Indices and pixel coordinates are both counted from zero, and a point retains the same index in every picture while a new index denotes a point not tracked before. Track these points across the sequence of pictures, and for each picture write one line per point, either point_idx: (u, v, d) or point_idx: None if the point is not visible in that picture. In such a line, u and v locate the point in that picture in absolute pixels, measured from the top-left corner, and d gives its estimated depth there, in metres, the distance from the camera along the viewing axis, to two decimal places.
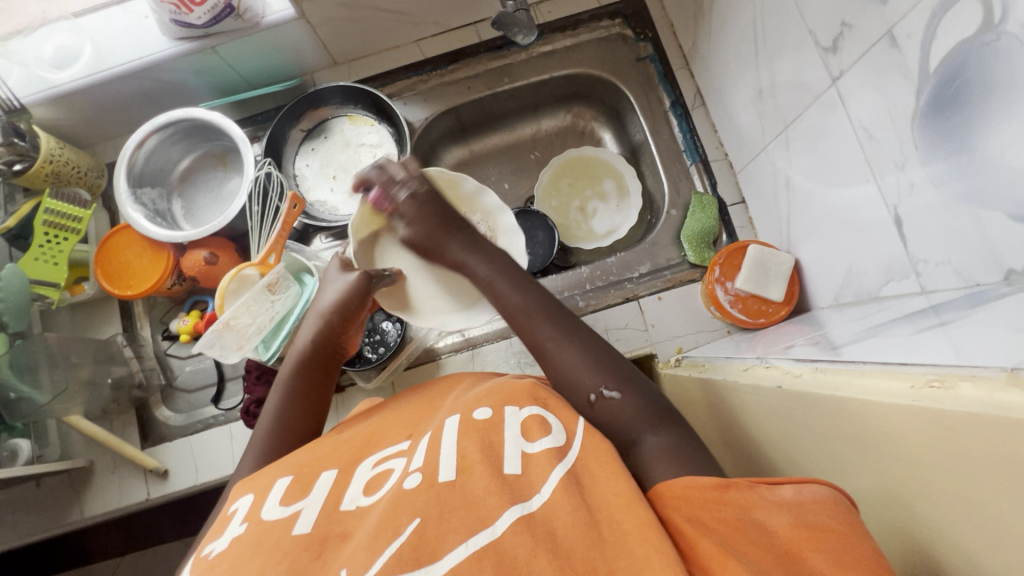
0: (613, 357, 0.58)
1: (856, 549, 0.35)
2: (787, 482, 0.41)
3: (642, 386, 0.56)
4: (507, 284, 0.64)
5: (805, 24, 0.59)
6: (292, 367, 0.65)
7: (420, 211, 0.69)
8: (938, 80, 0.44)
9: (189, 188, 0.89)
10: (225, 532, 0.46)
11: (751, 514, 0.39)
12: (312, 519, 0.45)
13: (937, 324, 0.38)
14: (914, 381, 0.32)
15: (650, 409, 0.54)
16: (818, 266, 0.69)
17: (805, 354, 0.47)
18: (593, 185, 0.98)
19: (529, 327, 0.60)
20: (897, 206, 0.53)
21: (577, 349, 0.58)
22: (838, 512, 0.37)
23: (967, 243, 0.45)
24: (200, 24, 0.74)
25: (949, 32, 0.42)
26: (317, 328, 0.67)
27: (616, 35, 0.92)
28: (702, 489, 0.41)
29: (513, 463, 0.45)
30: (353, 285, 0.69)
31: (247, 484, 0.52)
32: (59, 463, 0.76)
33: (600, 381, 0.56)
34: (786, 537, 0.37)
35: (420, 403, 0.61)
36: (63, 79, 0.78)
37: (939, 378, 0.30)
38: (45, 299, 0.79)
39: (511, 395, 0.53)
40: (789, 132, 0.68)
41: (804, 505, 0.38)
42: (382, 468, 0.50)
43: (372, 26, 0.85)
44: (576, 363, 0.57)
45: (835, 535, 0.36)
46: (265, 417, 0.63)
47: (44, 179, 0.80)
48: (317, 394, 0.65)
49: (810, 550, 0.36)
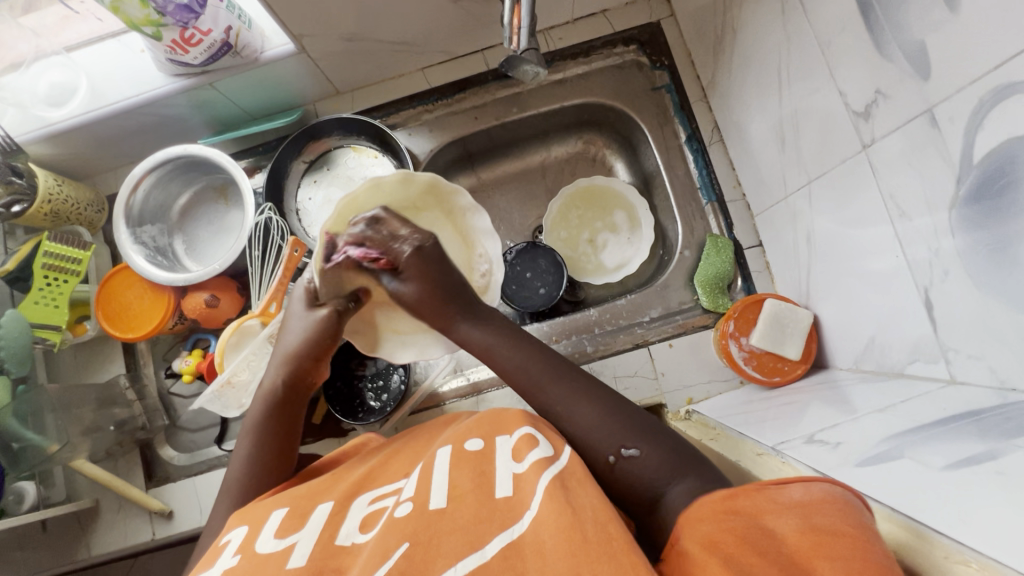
0: (627, 408, 0.53)
1: (867, 555, 0.33)
2: (795, 480, 0.39)
3: (663, 433, 0.51)
4: (509, 350, 0.58)
5: (835, 83, 0.55)
6: (261, 405, 0.62)
7: (418, 270, 0.60)
8: (980, 174, 0.41)
9: (189, 223, 0.87)
10: (213, 566, 0.43)
11: (761, 520, 0.37)
12: (307, 553, 0.43)
13: (978, 454, 0.36)
14: (946, 552, 0.31)
15: (675, 458, 0.49)
16: (837, 326, 0.66)
17: (826, 456, 0.45)
18: (603, 216, 0.94)
19: (539, 392, 0.56)
20: (928, 289, 0.49)
21: (589, 407, 0.53)
22: (846, 514, 0.35)
23: (1006, 346, 0.42)
24: (197, 62, 0.71)
25: (998, 125, 0.39)
26: (284, 369, 0.62)
27: (631, 63, 0.87)
28: (712, 503, 0.39)
29: (504, 486, 0.44)
30: (322, 321, 0.64)
31: (240, 515, 0.50)
32: (65, 506, 0.76)
33: (616, 439, 0.51)
34: (795, 544, 0.35)
35: (415, 434, 0.60)
36: (59, 117, 0.76)
37: (980, 564, 0.29)
38: (47, 342, 0.77)
39: (501, 423, 0.52)
40: (812, 187, 0.64)
41: (811, 507, 0.36)
42: (377, 506, 0.48)
43: (376, 58, 0.82)
44: (589, 423, 0.52)
45: (846, 540, 0.34)
46: (239, 457, 0.60)
47: (44, 218, 0.79)
48: (288, 426, 0.61)
49: (820, 558, 0.33)
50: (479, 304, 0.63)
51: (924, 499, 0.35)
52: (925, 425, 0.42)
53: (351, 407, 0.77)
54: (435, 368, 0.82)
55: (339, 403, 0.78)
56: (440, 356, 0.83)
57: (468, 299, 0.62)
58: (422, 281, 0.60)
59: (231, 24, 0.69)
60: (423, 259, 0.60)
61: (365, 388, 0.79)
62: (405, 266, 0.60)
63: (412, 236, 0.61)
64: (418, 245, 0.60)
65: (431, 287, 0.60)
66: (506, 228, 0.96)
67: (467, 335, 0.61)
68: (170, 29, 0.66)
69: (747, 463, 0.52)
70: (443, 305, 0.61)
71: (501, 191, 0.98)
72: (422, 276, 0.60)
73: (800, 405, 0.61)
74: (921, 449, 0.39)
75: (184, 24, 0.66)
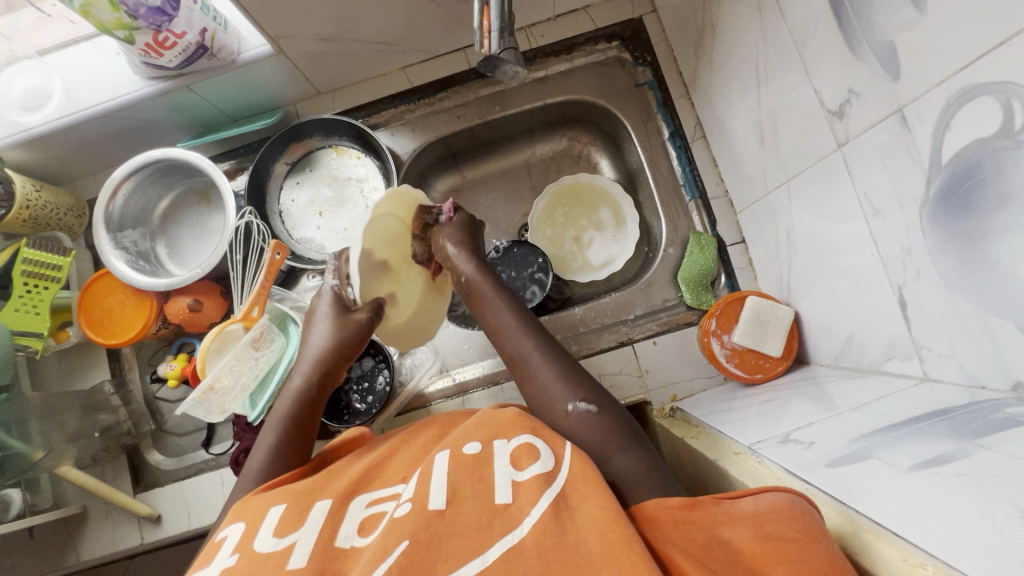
0: (594, 382, 0.57)
1: (814, 557, 0.35)
2: (747, 494, 0.41)
3: (619, 408, 0.55)
4: (502, 301, 0.64)
5: (810, 82, 0.55)
6: (289, 406, 0.62)
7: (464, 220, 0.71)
8: (949, 174, 0.41)
9: (171, 227, 0.86)
10: (210, 565, 0.42)
11: (719, 532, 0.39)
12: (308, 552, 0.41)
13: (945, 455, 0.36)
14: (905, 554, 0.32)
15: (624, 427, 0.52)
16: (816, 323, 0.67)
17: (799, 458, 0.46)
18: (589, 214, 0.93)
19: (517, 340, 0.60)
20: (902, 287, 0.50)
21: (559, 365, 0.58)
22: (795, 520, 0.37)
23: (975, 344, 0.43)
24: (172, 66, 0.71)
25: (964, 127, 0.39)
26: (315, 369, 0.64)
27: (614, 59, 0.87)
28: (669, 509, 0.41)
29: (504, 492, 0.43)
30: (354, 326, 0.65)
31: (240, 510, 0.49)
32: (52, 513, 0.76)
33: (578, 394, 0.54)
34: (749, 550, 0.37)
35: (410, 436, 0.58)
36: (34, 122, 0.75)
37: (935, 568, 0.30)
38: (29, 349, 0.77)
39: (500, 426, 0.50)
40: (791, 184, 0.64)
41: (763, 516, 0.38)
42: (376, 509, 0.47)
43: (355, 58, 0.82)
44: (555, 376, 0.56)
45: (795, 545, 0.36)
46: (259, 453, 0.59)
47: (23, 224, 0.78)
48: (307, 421, 0.62)
49: (772, 562, 0.35)
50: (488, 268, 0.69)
51: (893, 503, 0.35)
52: (898, 424, 0.43)
53: (336, 410, 0.78)
54: (420, 369, 0.82)
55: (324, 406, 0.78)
56: (426, 357, 0.82)
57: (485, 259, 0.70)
58: (460, 227, 0.70)
59: (205, 26, 0.68)
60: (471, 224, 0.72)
61: (350, 390, 0.79)
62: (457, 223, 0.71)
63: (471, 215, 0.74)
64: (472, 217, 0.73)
65: (468, 237, 0.70)
66: (492, 226, 0.96)
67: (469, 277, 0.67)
68: (144, 32, 0.65)
69: (724, 462, 0.53)
70: (459, 246, 0.68)
71: (486, 189, 0.97)
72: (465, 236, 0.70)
73: (781, 402, 0.61)
74: (889, 448, 0.40)
75: (157, 27, 0.65)
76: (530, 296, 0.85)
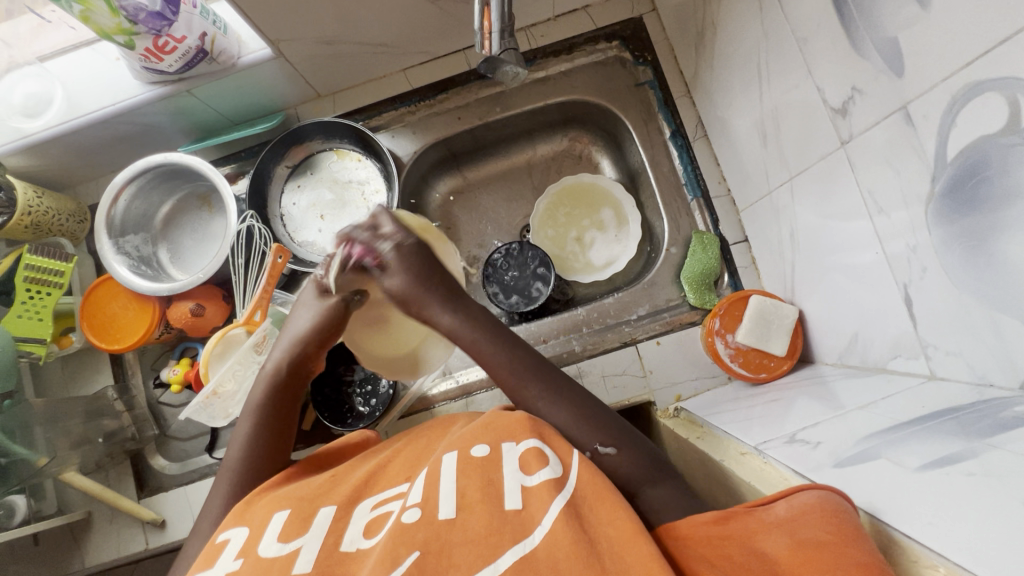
0: (602, 411, 0.55)
1: (850, 561, 0.33)
2: (780, 497, 0.40)
3: (637, 438, 0.53)
4: (493, 348, 0.58)
5: (812, 79, 0.55)
6: (263, 391, 0.63)
7: (403, 260, 0.62)
8: (955, 171, 0.41)
9: (172, 232, 0.86)
10: (214, 567, 0.42)
11: (753, 543, 0.38)
12: (312, 558, 0.41)
13: (954, 454, 0.36)
14: (916, 555, 0.32)
15: (647, 462, 0.51)
16: (821, 322, 0.66)
17: (805, 457, 0.45)
18: (591, 214, 0.93)
19: (519, 387, 0.57)
20: (908, 285, 0.49)
21: (568, 405, 0.55)
22: (831, 520, 0.36)
23: (983, 342, 0.42)
24: (173, 70, 0.71)
25: (969, 124, 0.39)
26: (291, 351, 0.64)
27: (614, 59, 0.86)
28: (704, 525, 0.41)
29: (514, 498, 0.43)
30: (330, 309, 0.65)
31: (241, 514, 0.49)
32: (57, 519, 0.76)
33: (595, 436, 0.52)
34: (785, 560, 0.36)
35: (417, 436, 0.58)
36: (36, 129, 0.75)
37: (946, 569, 0.30)
38: (32, 355, 0.77)
39: (509, 428, 0.50)
40: (794, 182, 0.64)
41: (796, 521, 0.37)
42: (382, 510, 0.46)
43: (355, 60, 0.82)
44: (567, 420, 0.54)
45: (830, 551, 0.35)
46: (237, 441, 0.60)
47: (25, 230, 0.78)
48: (285, 412, 0.63)
49: (808, 572, 0.35)
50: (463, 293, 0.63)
51: (902, 504, 0.35)
52: (905, 423, 0.43)
53: (340, 413, 0.77)
54: (423, 371, 0.82)
55: (328, 410, 0.78)
56: (428, 359, 0.82)
57: (449, 285, 0.63)
58: (407, 267, 0.62)
59: (205, 30, 0.68)
60: (404, 254, 0.62)
61: (353, 393, 0.79)
62: (393, 261, 0.62)
63: (395, 232, 0.64)
64: (399, 241, 0.63)
65: (421, 273, 0.62)
66: (493, 227, 0.96)
67: (449, 325, 0.60)
68: (144, 38, 0.65)
69: (729, 463, 0.53)
70: (426, 291, 0.61)
71: (487, 190, 0.97)
72: (410, 272, 0.62)
73: (786, 401, 0.61)
74: (897, 448, 0.40)
75: (157, 32, 0.65)
76: (536, 293, 0.85)
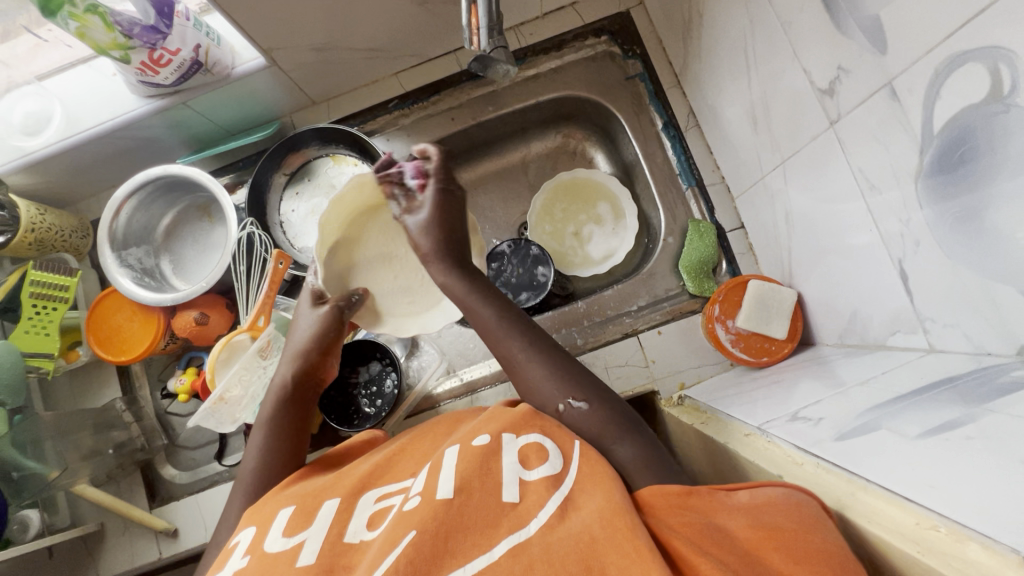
0: (584, 371, 0.56)
1: (807, 545, 0.35)
2: (743, 487, 0.42)
3: (614, 400, 0.54)
4: (484, 303, 0.60)
5: (798, 61, 0.56)
6: (273, 404, 0.64)
7: (440, 205, 0.64)
8: (943, 144, 0.42)
9: (175, 242, 0.87)
10: (225, 568, 0.43)
11: (713, 519, 0.39)
12: (316, 549, 0.42)
13: (953, 420, 0.36)
14: (919, 519, 0.32)
15: (619, 417, 0.52)
16: (819, 303, 0.67)
17: (807, 434, 0.46)
18: (587, 208, 0.94)
19: (500, 342, 0.59)
20: (902, 260, 0.50)
21: (545, 363, 0.56)
22: (793, 511, 0.38)
23: (977, 311, 0.43)
24: (169, 83, 0.72)
25: (953, 96, 0.40)
26: (296, 365, 0.66)
27: (604, 53, 0.87)
28: (667, 496, 0.41)
29: (511, 489, 0.43)
30: (327, 316, 0.68)
31: (251, 514, 0.49)
32: (70, 532, 0.76)
33: (568, 392, 0.54)
34: (745, 538, 0.37)
35: (423, 433, 0.58)
36: (36, 146, 0.76)
37: (948, 529, 0.30)
38: (40, 370, 0.78)
39: (510, 420, 0.50)
40: (786, 165, 0.64)
41: (757, 507, 0.39)
42: (383, 504, 0.47)
43: (348, 66, 0.83)
44: (542, 375, 0.56)
45: (789, 534, 0.36)
46: (252, 451, 0.61)
47: (29, 248, 0.79)
48: (300, 422, 0.64)
49: (771, 549, 0.36)
50: (471, 261, 0.65)
51: (905, 471, 0.36)
52: (904, 395, 0.43)
53: (346, 414, 0.78)
54: (427, 370, 0.82)
55: (334, 412, 0.78)
56: (432, 357, 0.83)
57: (462, 249, 0.64)
58: (436, 217, 0.64)
59: (199, 42, 0.69)
60: (446, 202, 0.65)
61: (359, 395, 0.79)
62: (429, 200, 0.64)
63: (447, 178, 0.66)
64: (449, 187, 0.65)
65: (443, 227, 0.64)
66: (492, 227, 0.96)
67: (448, 280, 0.62)
68: (139, 51, 0.66)
69: (735, 444, 0.53)
70: (437, 245, 0.63)
71: (483, 190, 0.98)
72: (438, 215, 0.64)
73: (790, 383, 0.61)
74: (897, 418, 0.40)
75: (152, 46, 0.67)
76: (542, 277, 0.85)
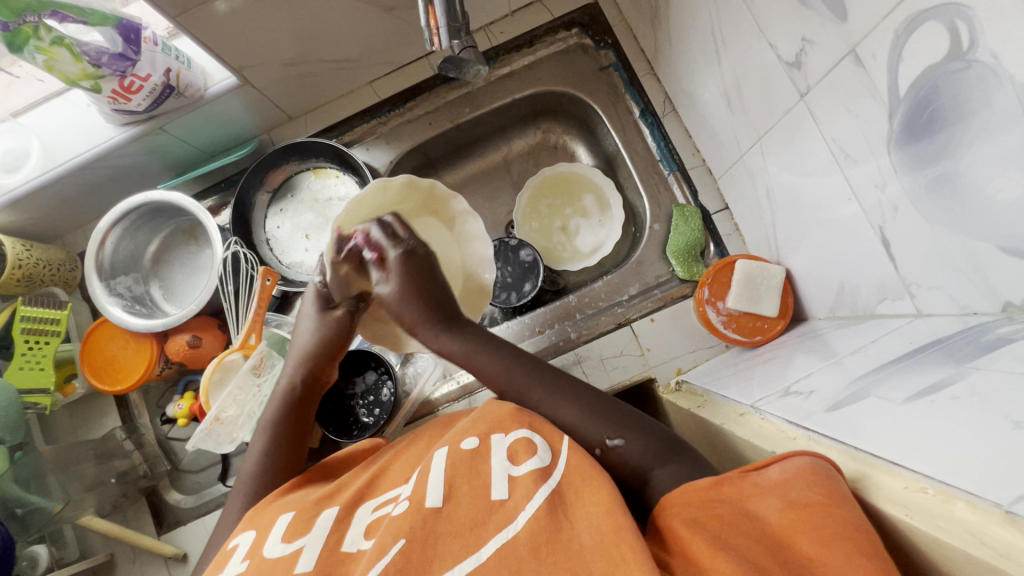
0: (606, 402, 0.55)
1: (839, 519, 0.34)
2: (773, 461, 0.40)
3: (646, 425, 0.53)
4: (488, 359, 0.58)
5: (764, 37, 0.56)
6: (278, 406, 0.64)
7: (406, 273, 0.62)
8: (912, 102, 0.41)
9: (163, 268, 0.88)
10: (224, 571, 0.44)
11: (747, 506, 0.38)
12: (312, 557, 0.42)
13: (940, 381, 0.36)
14: (908, 483, 0.33)
15: (656, 443, 0.51)
16: (808, 277, 0.66)
17: (799, 409, 0.46)
18: (572, 202, 0.94)
19: (522, 395, 0.57)
20: (884, 227, 0.49)
21: (571, 404, 0.55)
22: (821, 482, 0.36)
23: (962, 273, 0.42)
24: (142, 109, 0.72)
25: (916, 56, 0.39)
26: (304, 368, 0.67)
27: (575, 46, 0.87)
28: (699, 491, 0.41)
29: (500, 488, 0.43)
30: (336, 323, 0.69)
31: (252, 517, 0.50)
32: (78, 564, 0.76)
33: (601, 431, 0.53)
34: (777, 522, 0.36)
35: (413, 440, 0.58)
36: (16, 182, 0.76)
37: (935, 489, 0.30)
38: (39, 406, 0.78)
39: (497, 420, 0.51)
40: (763, 143, 0.64)
41: (789, 483, 0.38)
42: (381, 512, 0.46)
43: (321, 79, 0.83)
44: (573, 417, 0.54)
45: (819, 509, 0.35)
46: (252, 452, 0.62)
47: (17, 283, 0.79)
48: (299, 424, 0.64)
49: (799, 532, 0.35)
50: (458, 315, 0.62)
51: (897, 438, 0.35)
52: (893, 361, 0.43)
53: (345, 426, 0.78)
54: (423, 376, 0.82)
55: (332, 424, 0.78)
56: (427, 363, 0.82)
57: (448, 311, 0.62)
58: (408, 286, 0.61)
59: (169, 66, 0.69)
60: (413, 269, 0.63)
61: (358, 405, 0.79)
62: (393, 267, 0.63)
63: (409, 241, 0.66)
64: (410, 250, 0.65)
65: (416, 293, 0.61)
66: None
67: (442, 346, 0.60)
68: (109, 80, 0.67)
69: (730, 424, 0.53)
70: (421, 311, 0.61)
71: (467, 191, 0.98)
72: (405, 281, 0.62)
73: (785, 360, 0.60)
74: (886, 385, 0.40)
75: (121, 73, 0.67)
76: (528, 257, 0.87)
